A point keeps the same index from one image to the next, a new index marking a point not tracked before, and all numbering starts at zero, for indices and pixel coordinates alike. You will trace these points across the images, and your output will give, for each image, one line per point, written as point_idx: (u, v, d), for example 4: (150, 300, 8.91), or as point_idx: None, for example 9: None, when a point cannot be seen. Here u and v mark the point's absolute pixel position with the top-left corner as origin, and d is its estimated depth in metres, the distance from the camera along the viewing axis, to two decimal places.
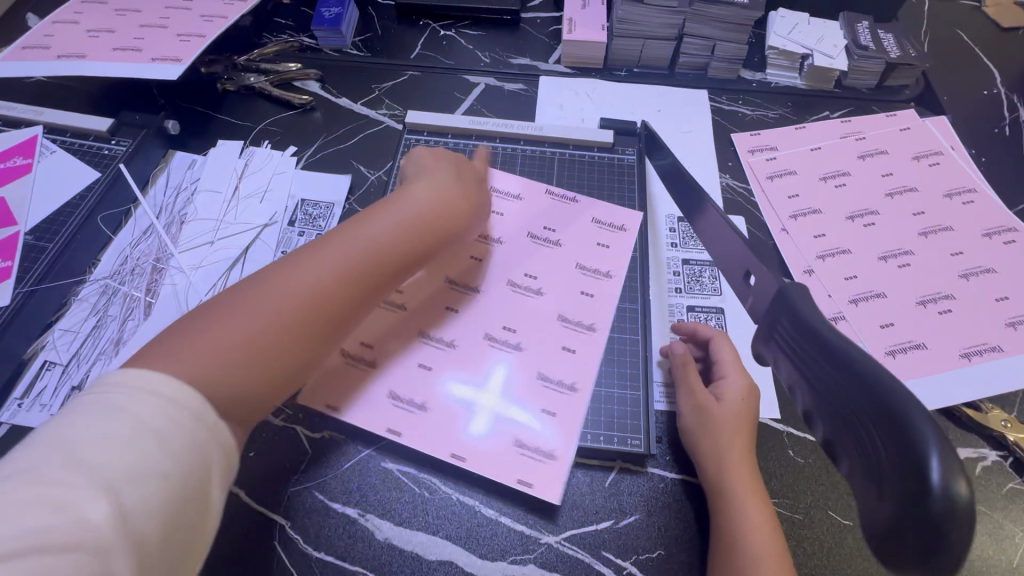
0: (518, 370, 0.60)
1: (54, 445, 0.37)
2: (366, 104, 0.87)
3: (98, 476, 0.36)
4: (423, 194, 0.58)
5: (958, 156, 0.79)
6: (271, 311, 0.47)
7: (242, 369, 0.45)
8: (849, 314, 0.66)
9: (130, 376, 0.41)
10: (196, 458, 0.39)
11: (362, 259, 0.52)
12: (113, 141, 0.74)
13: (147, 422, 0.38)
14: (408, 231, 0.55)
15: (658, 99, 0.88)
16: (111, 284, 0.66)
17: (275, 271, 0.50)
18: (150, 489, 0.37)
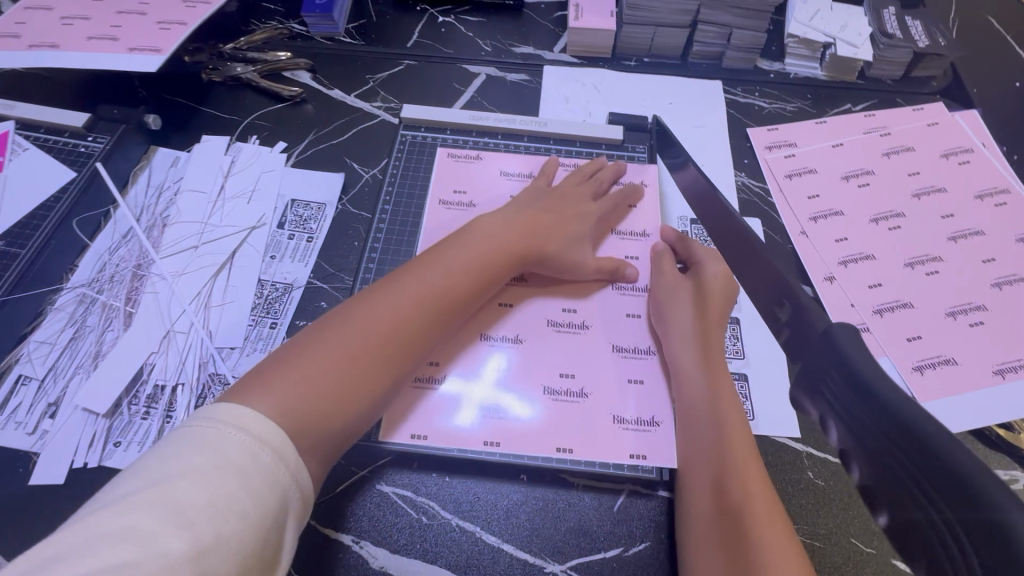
0: (517, 362, 0.60)
1: (142, 479, 0.38)
2: (360, 96, 0.82)
3: (186, 510, 0.36)
4: (492, 229, 0.61)
5: (989, 154, 0.74)
6: (352, 341, 0.50)
7: (326, 400, 0.47)
8: (872, 325, 0.62)
9: (223, 411, 0.43)
10: (273, 496, 0.40)
11: (434, 293, 0.55)
12: (90, 137, 0.70)
13: (232, 458, 0.40)
14: (476, 265, 0.58)
15: (670, 91, 0.83)
16: (89, 292, 0.63)
17: (351, 308, 0.53)
18: (227, 526, 0.37)
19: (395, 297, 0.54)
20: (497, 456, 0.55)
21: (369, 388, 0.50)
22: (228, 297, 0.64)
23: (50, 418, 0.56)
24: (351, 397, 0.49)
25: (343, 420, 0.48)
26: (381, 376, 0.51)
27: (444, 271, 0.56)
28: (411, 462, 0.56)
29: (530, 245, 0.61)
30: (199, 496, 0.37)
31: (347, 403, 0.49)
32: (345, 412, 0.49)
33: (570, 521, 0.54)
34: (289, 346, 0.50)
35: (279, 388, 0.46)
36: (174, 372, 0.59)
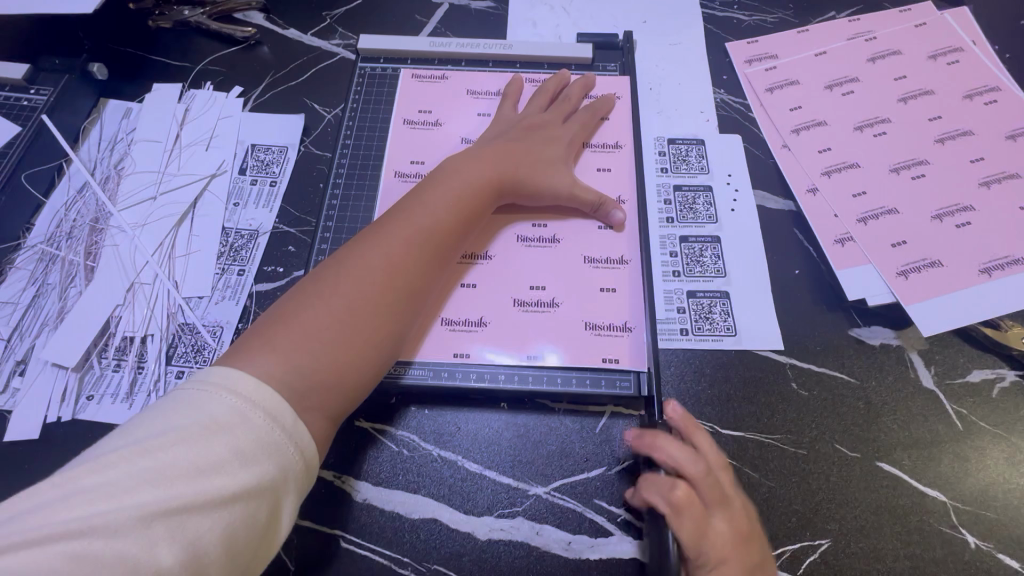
0: (494, 283, 0.58)
1: (129, 435, 0.37)
2: (317, 33, 0.77)
3: (163, 471, 0.35)
4: (466, 163, 0.57)
5: (980, 51, 0.71)
6: (344, 294, 0.47)
7: (321, 354, 0.44)
8: (856, 234, 0.60)
9: (214, 372, 0.40)
10: (266, 459, 0.37)
11: (421, 235, 0.52)
12: (32, 89, 0.67)
13: (219, 419, 0.37)
14: (459, 202, 0.55)
15: (642, 8, 0.78)
16: (48, 250, 0.61)
17: (338, 261, 0.50)
18: (210, 488, 0.35)
19: (379, 243, 0.50)
20: (472, 382, 0.55)
21: (374, 339, 0.47)
22: (193, 247, 0.62)
23: (19, 375, 0.55)
24: (355, 350, 0.46)
25: (351, 372, 0.45)
26: (383, 326, 0.48)
27: (426, 211, 0.53)
28: (389, 397, 0.55)
29: (508, 171, 0.58)
30: (178, 457, 0.35)
31: (353, 356, 0.46)
32: (350, 364, 0.45)
33: (552, 444, 0.53)
34: (273, 310, 0.47)
35: (271, 350, 0.43)
36: (141, 324, 0.58)
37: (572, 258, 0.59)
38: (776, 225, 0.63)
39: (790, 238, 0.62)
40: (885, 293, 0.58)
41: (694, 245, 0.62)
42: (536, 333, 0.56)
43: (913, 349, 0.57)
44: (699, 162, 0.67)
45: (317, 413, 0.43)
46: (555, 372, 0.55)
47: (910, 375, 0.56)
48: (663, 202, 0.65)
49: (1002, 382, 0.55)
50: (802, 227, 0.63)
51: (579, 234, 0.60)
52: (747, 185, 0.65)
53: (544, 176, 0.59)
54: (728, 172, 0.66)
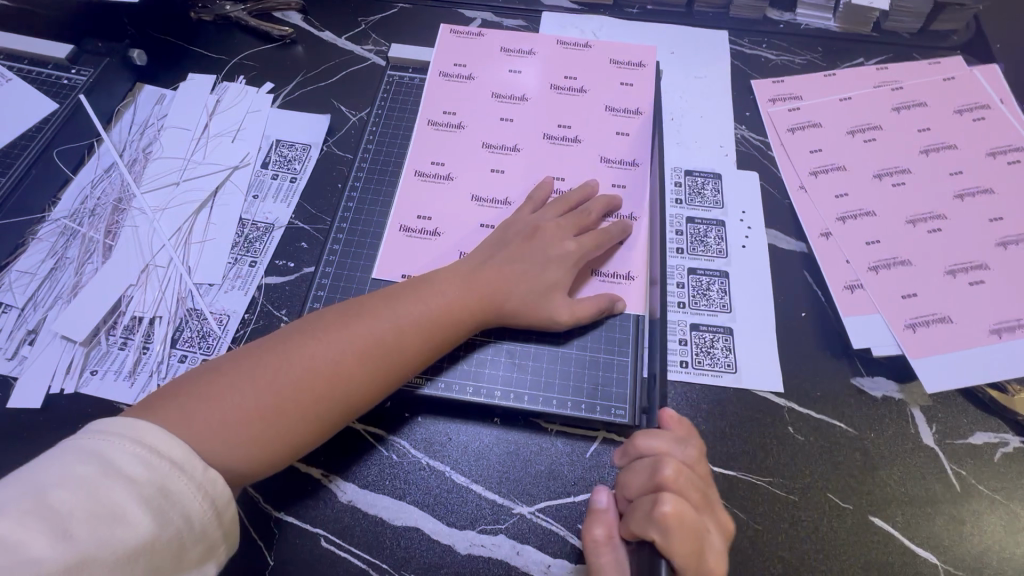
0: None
1: (23, 484, 0.35)
2: (351, 38, 0.80)
3: (58, 523, 0.34)
4: (459, 275, 0.54)
5: (1008, 110, 0.70)
6: (282, 384, 0.45)
7: (251, 425, 0.43)
8: (866, 282, 0.60)
9: (123, 423, 0.39)
10: (173, 509, 0.37)
11: (404, 328, 0.50)
12: (73, 70, 0.68)
13: (123, 468, 0.37)
14: (434, 324, 0.51)
15: (672, 39, 0.79)
16: (71, 225, 0.62)
17: (336, 320, 0.50)
18: (113, 540, 0.34)
19: (342, 340, 0.48)
20: (468, 394, 0.55)
21: (291, 439, 0.45)
22: (209, 235, 0.63)
23: (29, 344, 0.57)
24: (285, 427, 0.45)
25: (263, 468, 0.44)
26: (308, 429, 0.46)
27: (408, 321, 0.50)
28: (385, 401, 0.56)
29: (501, 280, 0.54)
30: (77, 505, 0.34)
31: (261, 453, 0.44)
32: (272, 442, 0.44)
33: (540, 465, 0.53)
34: (262, 342, 0.48)
35: (196, 415, 0.42)
36: (152, 305, 0.59)
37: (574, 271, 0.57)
38: (787, 266, 0.63)
39: (799, 281, 0.62)
40: (890, 345, 0.57)
41: (701, 278, 0.62)
42: (525, 351, 0.56)
43: (916, 405, 0.56)
44: (715, 196, 0.67)
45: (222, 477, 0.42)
46: (550, 393, 0.55)
47: (910, 432, 0.55)
48: (674, 233, 0.65)
49: (1005, 448, 0.54)
50: (811, 270, 0.63)
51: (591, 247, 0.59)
52: (761, 223, 0.65)
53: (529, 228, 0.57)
54: (743, 209, 0.66)
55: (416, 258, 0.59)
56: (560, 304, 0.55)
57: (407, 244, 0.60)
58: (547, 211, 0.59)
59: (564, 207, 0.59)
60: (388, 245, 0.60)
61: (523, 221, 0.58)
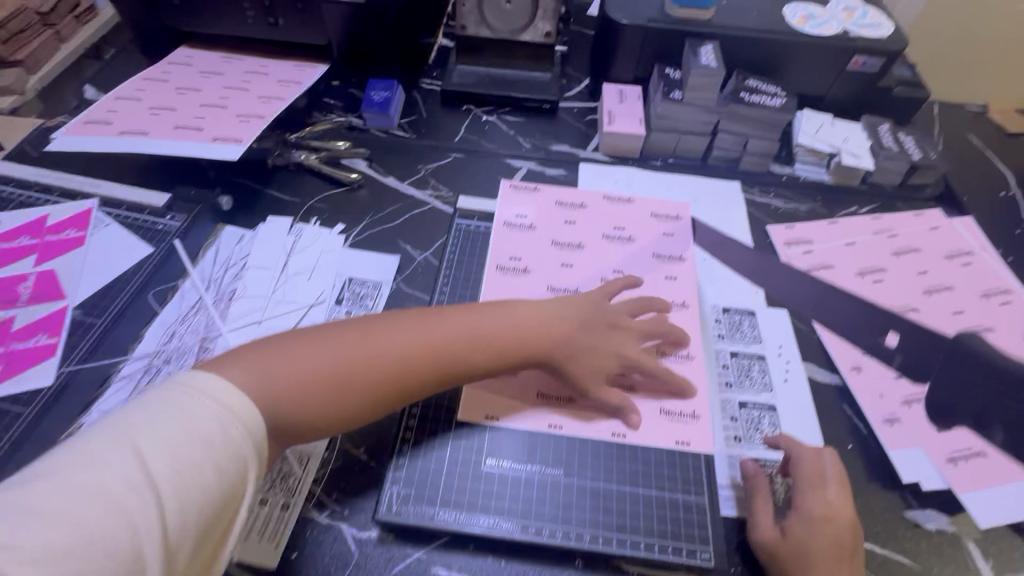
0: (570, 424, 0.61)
1: (115, 427, 0.43)
2: (413, 184, 0.89)
3: (140, 439, 0.42)
4: (527, 310, 0.61)
5: (988, 257, 0.82)
6: (346, 359, 0.52)
7: (311, 405, 0.50)
8: (904, 416, 0.66)
9: (196, 379, 0.46)
10: (230, 463, 0.43)
11: (461, 331, 0.57)
12: (168, 216, 0.75)
13: (197, 430, 0.43)
14: (494, 353, 0.58)
15: (693, 188, 0.92)
16: (154, 363, 0.64)
17: (405, 318, 0.57)
18: (184, 492, 0.41)
19: (402, 336, 0.55)
20: (557, 539, 0.55)
21: (359, 410, 0.52)
22: None
23: None
24: (340, 397, 0.51)
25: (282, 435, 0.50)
26: (357, 400, 0.52)
27: (463, 329, 0.58)
28: (466, 545, 0.56)
29: (559, 331, 0.61)
30: (159, 459, 0.41)
31: (342, 413, 0.52)
32: (316, 393, 0.50)
33: None
34: (348, 320, 0.56)
35: (268, 365, 0.49)
36: None
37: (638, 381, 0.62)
38: (826, 399, 0.69)
39: (839, 413, 0.68)
40: (937, 479, 0.62)
41: (752, 413, 0.66)
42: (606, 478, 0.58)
43: (969, 539, 0.59)
44: (752, 333, 0.74)
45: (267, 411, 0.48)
46: (638, 535, 0.55)
47: (969, 567, 0.58)
48: (723, 367, 0.70)
49: None
50: (850, 403, 0.68)
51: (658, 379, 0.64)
52: (797, 357, 0.72)
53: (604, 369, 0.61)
54: (778, 343, 0.73)
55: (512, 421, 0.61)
56: (620, 401, 0.61)
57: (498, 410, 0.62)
58: (629, 350, 0.62)
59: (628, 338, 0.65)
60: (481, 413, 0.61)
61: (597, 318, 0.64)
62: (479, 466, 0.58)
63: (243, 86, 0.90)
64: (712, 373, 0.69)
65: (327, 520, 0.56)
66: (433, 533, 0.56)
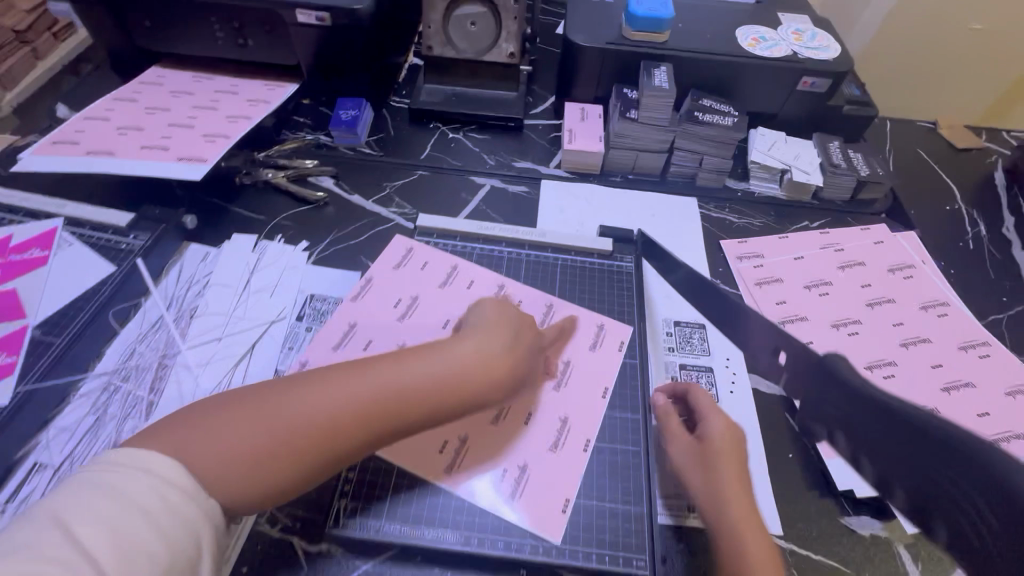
0: (543, 469, 0.61)
1: (49, 514, 0.38)
2: (378, 201, 0.92)
3: (81, 525, 0.37)
4: (483, 349, 0.55)
5: (929, 270, 0.86)
6: (283, 427, 0.46)
7: (245, 478, 0.45)
8: None
9: (136, 460, 0.42)
10: (184, 538, 0.40)
11: (414, 380, 0.51)
12: (131, 235, 0.76)
13: (140, 501, 0.39)
14: (445, 390, 0.52)
15: (651, 204, 0.95)
16: (113, 380, 0.66)
17: (346, 369, 0.51)
18: (136, 565, 0.37)
19: (340, 394, 0.49)
20: (501, 550, 0.56)
21: (296, 475, 0.46)
22: (246, 387, 0.67)
23: None
24: (284, 464, 0.46)
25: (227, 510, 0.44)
26: (300, 468, 0.47)
27: (415, 375, 0.51)
28: (414, 556, 0.57)
29: (512, 359, 0.57)
30: (102, 531, 0.37)
31: (274, 478, 0.46)
32: (256, 467, 0.45)
33: None
34: (286, 376, 0.50)
35: (204, 443, 0.45)
36: None
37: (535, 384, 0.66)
38: (770, 410, 0.72)
39: (781, 423, 0.70)
40: (871, 486, 0.64)
41: None
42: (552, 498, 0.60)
43: (900, 543, 0.62)
44: (701, 345, 0.77)
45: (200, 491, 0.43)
46: (577, 545, 0.57)
47: (900, 571, 0.60)
48: (672, 379, 0.73)
49: None
50: (792, 413, 0.71)
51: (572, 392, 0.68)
52: (744, 369, 0.75)
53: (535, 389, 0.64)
54: (727, 356, 0.76)
55: (526, 505, 0.59)
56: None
57: (506, 496, 0.59)
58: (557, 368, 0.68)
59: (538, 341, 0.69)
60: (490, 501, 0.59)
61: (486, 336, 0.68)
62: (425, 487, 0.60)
63: (211, 106, 0.92)
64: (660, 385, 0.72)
65: (280, 533, 0.58)
66: (382, 546, 0.57)
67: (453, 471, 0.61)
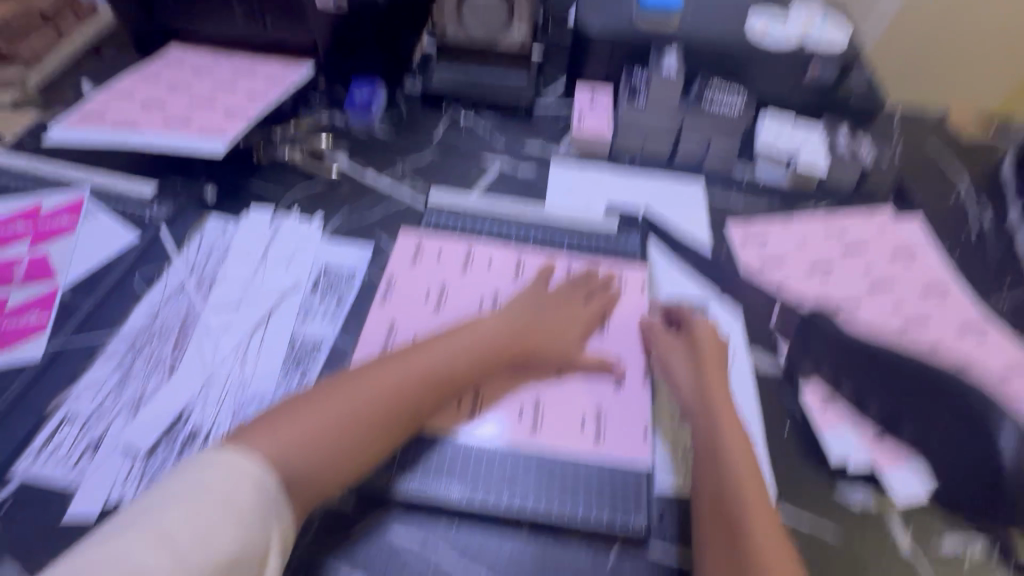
0: (611, 410, 0.68)
1: (138, 513, 0.46)
2: (391, 179, 0.94)
3: (164, 533, 0.44)
4: (505, 327, 0.70)
5: (931, 257, 0.87)
6: (355, 406, 0.58)
7: (326, 455, 0.55)
8: (835, 401, 0.71)
9: (218, 457, 0.50)
10: (252, 529, 0.47)
11: (450, 360, 0.65)
12: (154, 204, 0.81)
13: (218, 497, 0.47)
14: (471, 362, 0.66)
15: (658, 187, 0.96)
16: (138, 340, 0.69)
17: (393, 360, 0.63)
18: (210, 555, 0.44)
19: (395, 374, 0.62)
20: (504, 503, 0.60)
21: (371, 449, 0.58)
22: (264, 351, 0.71)
23: (90, 455, 0.61)
24: (358, 440, 0.57)
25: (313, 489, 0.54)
26: (373, 440, 0.58)
27: (447, 355, 0.65)
28: (423, 509, 0.61)
29: (536, 331, 0.71)
30: (183, 532, 0.44)
31: (353, 454, 0.57)
32: (337, 443, 0.56)
33: (567, 572, 0.58)
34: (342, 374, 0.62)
35: (286, 433, 0.54)
36: (210, 417, 0.65)
37: (586, 333, 0.73)
38: (770, 385, 0.73)
39: (779, 398, 0.72)
40: (862, 458, 0.67)
41: None
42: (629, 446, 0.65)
43: (890, 513, 0.64)
44: (703, 324, 0.78)
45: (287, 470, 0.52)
46: (576, 502, 0.61)
47: (888, 539, 0.62)
48: None
49: (968, 553, 0.62)
50: (791, 389, 0.73)
51: (620, 343, 0.74)
52: (745, 348, 0.76)
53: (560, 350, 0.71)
54: (728, 334, 0.78)
55: (613, 445, 0.65)
56: (581, 360, 0.71)
57: (592, 445, 0.65)
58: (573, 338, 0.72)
59: (585, 293, 0.76)
60: (578, 451, 0.65)
61: (541, 295, 0.75)
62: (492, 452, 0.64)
63: (230, 83, 0.94)
64: None
65: None
66: (392, 499, 0.61)
67: (538, 431, 0.66)
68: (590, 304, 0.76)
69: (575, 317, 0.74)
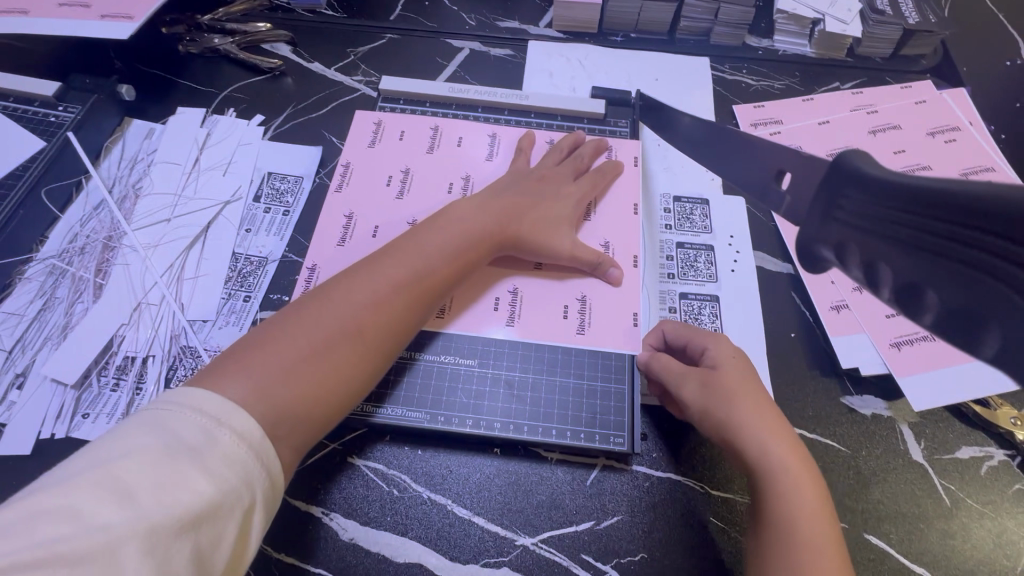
0: (602, 304, 0.59)
1: (94, 454, 0.36)
2: (340, 69, 0.80)
3: (118, 483, 0.34)
4: (481, 209, 0.58)
5: (977, 133, 0.74)
6: (343, 320, 0.48)
7: (319, 380, 0.45)
8: (851, 301, 0.62)
9: (180, 395, 0.39)
10: (233, 475, 0.37)
11: (443, 255, 0.54)
12: (61, 107, 0.68)
13: (184, 438, 0.37)
14: (461, 254, 0.55)
15: (656, 66, 0.82)
16: (58, 264, 0.62)
17: (374, 261, 0.52)
18: (175, 505, 0.34)
19: (382, 277, 0.51)
20: (468, 429, 0.55)
21: (372, 362, 0.49)
22: (201, 271, 0.62)
23: (17, 389, 0.56)
24: (356, 356, 0.47)
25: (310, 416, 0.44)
26: (371, 352, 0.49)
27: (435, 252, 0.54)
28: (383, 436, 0.55)
29: (518, 216, 0.59)
30: (144, 477, 0.34)
31: (351, 369, 0.47)
32: (330, 365, 0.46)
33: (541, 494, 0.53)
34: (319, 286, 0.50)
35: (265, 364, 0.43)
36: (145, 345, 0.58)
37: (576, 212, 0.63)
38: (774, 289, 0.65)
39: (785, 303, 0.64)
40: (876, 364, 0.59)
41: (692, 303, 0.63)
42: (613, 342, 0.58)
43: (904, 423, 0.57)
44: (701, 222, 0.68)
45: (273, 400, 0.42)
46: (550, 423, 0.55)
47: (900, 449, 0.56)
48: (667, 258, 0.66)
49: (990, 461, 0.55)
50: (800, 292, 0.64)
51: (611, 225, 0.64)
52: (749, 246, 0.67)
53: (548, 239, 0.59)
54: (731, 233, 0.68)
55: (601, 336, 0.58)
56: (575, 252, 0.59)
57: (577, 335, 0.58)
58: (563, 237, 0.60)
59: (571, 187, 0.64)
60: (562, 340, 0.58)
61: (523, 172, 0.64)
62: (464, 355, 0.58)
63: None
64: (653, 263, 0.65)
65: None
66: (349, 426, 0.55)
67: (516, 322, 0.59)
68: (581, 179, 0.65)
69: (564, 194, 0.63)
